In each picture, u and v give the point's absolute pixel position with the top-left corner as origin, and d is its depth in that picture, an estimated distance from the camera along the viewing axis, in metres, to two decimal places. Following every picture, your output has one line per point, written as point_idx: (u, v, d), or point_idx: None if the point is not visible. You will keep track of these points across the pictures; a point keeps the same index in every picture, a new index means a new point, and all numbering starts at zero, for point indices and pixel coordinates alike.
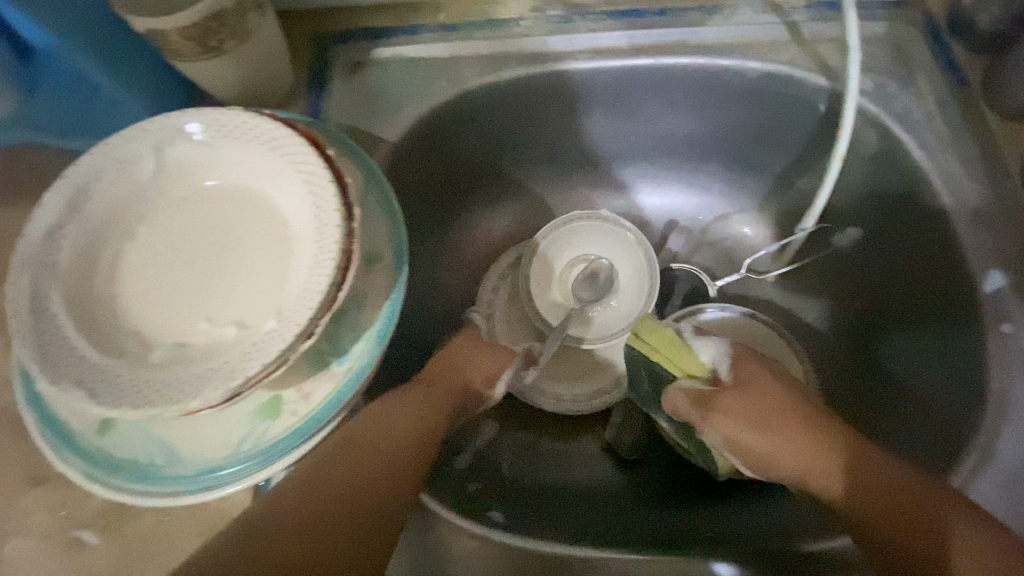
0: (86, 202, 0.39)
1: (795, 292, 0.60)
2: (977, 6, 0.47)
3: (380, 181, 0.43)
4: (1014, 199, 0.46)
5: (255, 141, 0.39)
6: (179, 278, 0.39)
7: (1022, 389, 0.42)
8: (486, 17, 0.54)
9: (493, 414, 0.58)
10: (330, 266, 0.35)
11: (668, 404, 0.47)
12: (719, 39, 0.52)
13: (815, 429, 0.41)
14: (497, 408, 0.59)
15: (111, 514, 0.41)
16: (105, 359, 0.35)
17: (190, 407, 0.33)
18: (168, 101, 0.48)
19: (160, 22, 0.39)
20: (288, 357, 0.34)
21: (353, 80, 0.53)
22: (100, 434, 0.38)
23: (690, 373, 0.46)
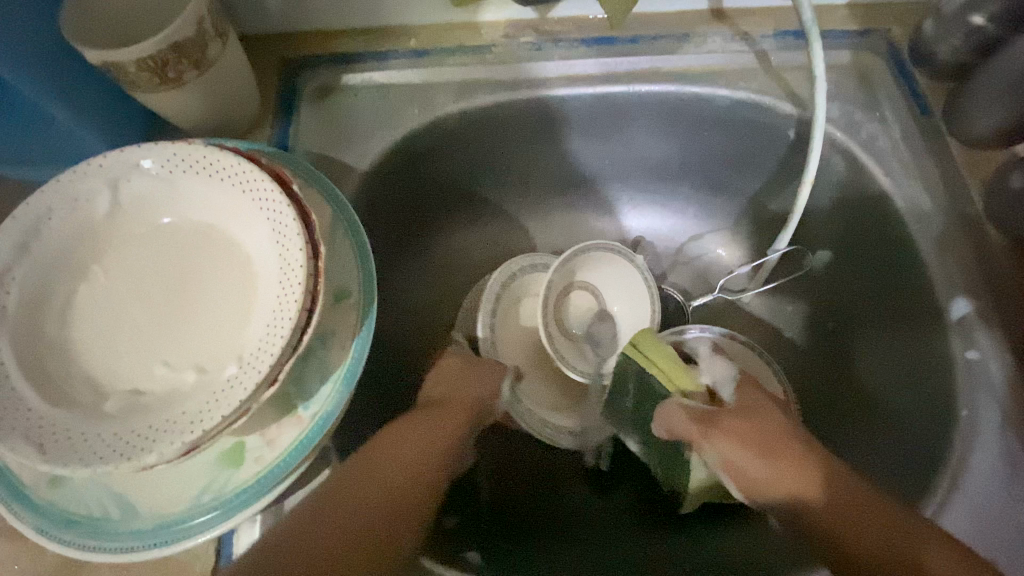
0: (37, 242, 0.37)
1: (771, 311, 0.60)
2: (936, 37, 0.47)
3: (348, 214, 0.42)
4: (977, 226, 0.47)
5: (216, 176, 0.38)
6: (138, 320, 0.37)
7: (989, 415, 0.42)
8: (458, 43, 0.53)
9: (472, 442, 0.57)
10: (294, 309, 0.34)
11: (665, 420, 0.45)
12: (689, 67, 0.52)
13: (814, 453, 0.40)
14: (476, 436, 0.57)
15: (68, 566, 0.39)
16: (55, 412, 0.33)
17: (144, 462, 0.31)
18: (129, 130, 0.47)
19: (114, 54, 0.38)
20: (249, 406, 0.33)
21: (322, 107, 0.52)
22: (54, 486, 0.36)
23: (684, 391, 0.46)
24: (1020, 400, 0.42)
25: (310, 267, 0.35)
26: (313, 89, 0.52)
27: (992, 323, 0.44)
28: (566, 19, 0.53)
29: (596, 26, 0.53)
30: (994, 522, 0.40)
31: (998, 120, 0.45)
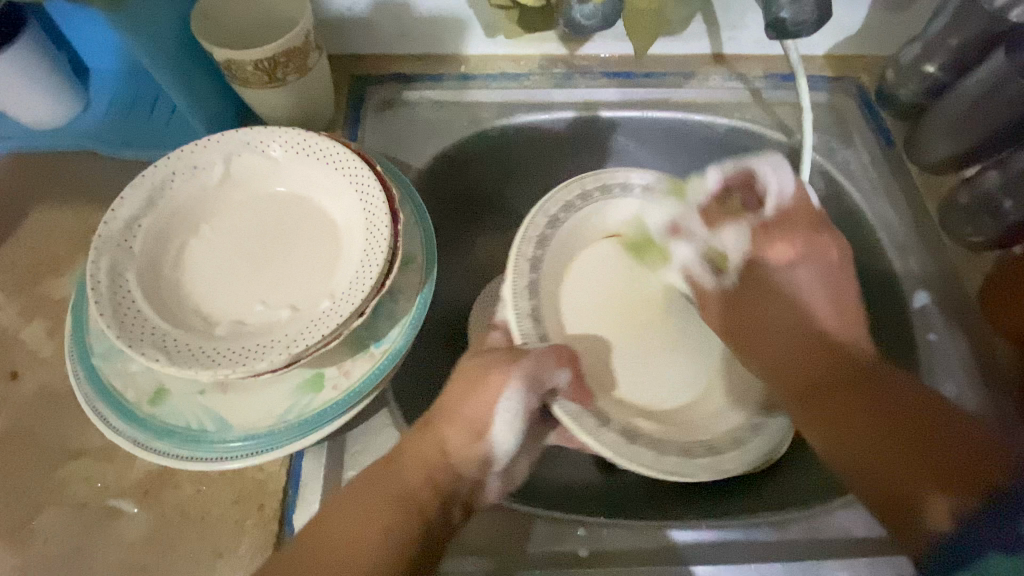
0: (161, 199, 0.44)
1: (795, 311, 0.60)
2: (897, 82, 0.58)
3: (415, 198, 0.51)
4: (934, 235, 0.56)
5: (313, 154, 0.46)
6: (238, 269, 0.45)
7: (947, 387, 0.50)
8: (501, 70, 0.63)
9: None
10: (381, 257, 0.41)
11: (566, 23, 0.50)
12: (695, 100, 0.62)
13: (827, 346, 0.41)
14: None
15: (150, 483, 0.43)
16: (175, 331, 0.39)
17: (256, 368, 0.37)
18: (225, 120, 0.55)
19: (239, 54, 0.46)
20: (342, 332, 0.40)
21: (384, 116, 0.61)
22: (154, 404, 0.42)
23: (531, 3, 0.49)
24: (972, 373, 0.50)
25: (393, 227, 0.42)
26: (377, 101, 0.62)
27: (947, 312, 0.53)
28: (591, 54, 0.63)
29: (617, 63, 0.63)
30: None
31: (947, 149, 0.55)
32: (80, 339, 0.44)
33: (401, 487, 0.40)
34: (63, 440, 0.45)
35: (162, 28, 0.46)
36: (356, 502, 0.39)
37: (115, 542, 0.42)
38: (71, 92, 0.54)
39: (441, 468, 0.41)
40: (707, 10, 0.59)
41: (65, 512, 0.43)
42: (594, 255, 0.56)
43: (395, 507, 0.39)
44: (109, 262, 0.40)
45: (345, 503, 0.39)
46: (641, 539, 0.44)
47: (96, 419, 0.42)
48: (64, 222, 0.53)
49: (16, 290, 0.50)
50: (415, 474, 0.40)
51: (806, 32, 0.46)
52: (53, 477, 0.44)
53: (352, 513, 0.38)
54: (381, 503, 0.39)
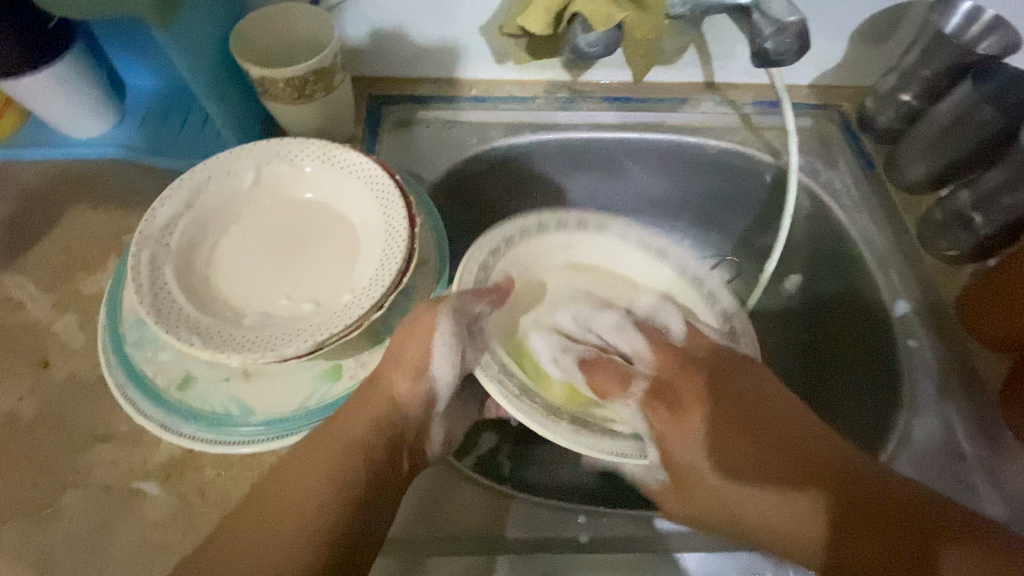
0: (198, 201, 0.48)
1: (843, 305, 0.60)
2: (876, 110, 0.63)
3: (431, 208, 0.55)
4: (912, 249, 0.60)
5: (338, 165, 0.50)
6: (263, 267, 0.48)
7: (926, 387, 0.53)
8: (509, 94, 0.67)
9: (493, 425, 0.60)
10: (400, 254, 0.45)
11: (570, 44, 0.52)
12: (689, 123, 0.67)
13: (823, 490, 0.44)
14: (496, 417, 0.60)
15: (173, 467, 0.45)
16: (206, 319, 0.42)
17: (283, 354, 0.40)
18: (253, 133, 0.59)
19: (272, 72, 0.51)
20: (362, 323, 0.43)
21: (399, 133, 0.65)
22: (182, 389, 0.45)
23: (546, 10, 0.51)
24: (951, 376, 0.53)
25: (410, 229, 0.46)
26: (394, 119, 0.66)
27: (926, 320, 0.56)
28: (593, 81, 0.68)
29: (617, 89, 0.68)
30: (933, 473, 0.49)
31: (924, 170, 0.59)
32: (114, 328, 0.47)
33: (334, 450, 0.43)
34: (90, 424, 0.47)
35: (206, 47, 0.51)
36: (295, 472, 0.42)
37: (137, 522, 0.44)
38: (110, 106, 0.59)
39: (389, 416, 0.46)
40: (700, 42, 0.63)
41: (89, 492, 0.45)
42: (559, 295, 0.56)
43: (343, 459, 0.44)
44: (150, 255, 0.44)
45: (286, 471, 0.42)
46: (634, 527, 0.46)
47: (126, 402, 0.44)
48: (98, 222, 0.57)
49: (50, 284, 0.54)
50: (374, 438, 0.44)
51: (789, 60, 0.51)
52: (81, 459, 0.46)
53: (290, 488, 0.42)
54: (316, 469, 0.43)
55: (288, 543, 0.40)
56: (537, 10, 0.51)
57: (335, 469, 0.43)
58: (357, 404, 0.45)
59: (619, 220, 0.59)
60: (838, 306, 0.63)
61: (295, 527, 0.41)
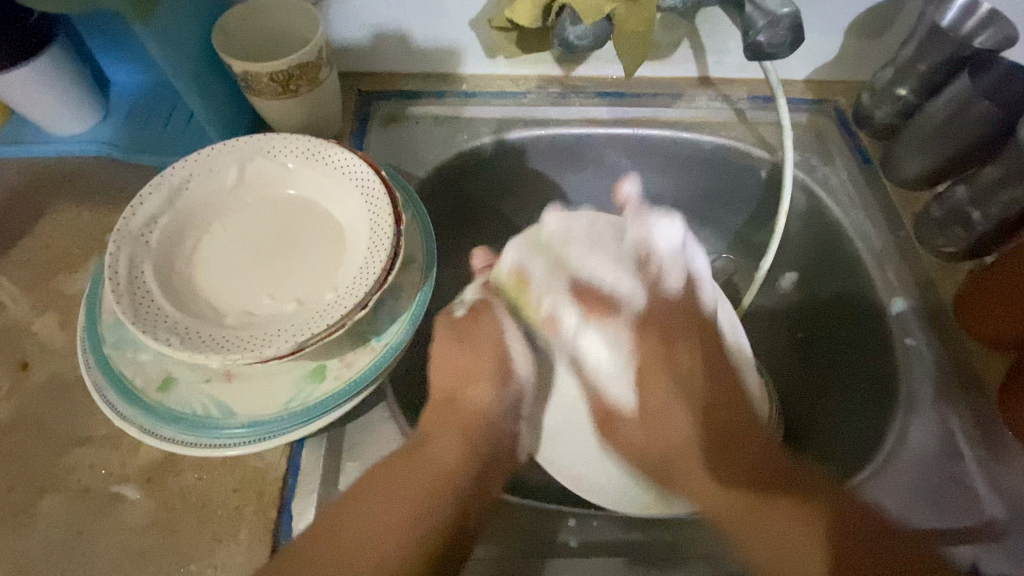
0: (179, 199, 0.47)
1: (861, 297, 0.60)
2: (872, 104, 0.62)
3: (419, 206, 0.54)
4: (909, 245, 0.59)
5: (323, 161, 0.49)
6: (245, 266, 0.47)
7: (925, 389, 0.51)
8: (500, 89, 0.66)
9: None
10: (384, 253, 0.44)
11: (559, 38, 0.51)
12: (683, 118, 0.66)
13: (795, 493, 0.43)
14: None
15: (154, 470, 0.44)
16: (185, 319, 0.41)
17: (264, 355, 0.39)
18: (238, 130, 0.58)
19: (255, 66, 0.49)
20: (345, 323, 0.42)
21: (387, 129, 0.64)
22: (163, 391, 0.44)
23: (534, 3, 0.49)
24: (949, 376, 0.52)
25: (396, 227, 0.45)
26: (383, 115, 0.65)
27: (923, 318, 0.55)
28: (586, 76, 0.67)
29: (609, 84, 0.67)
30: (935, 477, 0.48)
31: (922, 166, 0.58)
32: (93, 329, 0.46)
33: (429, 474, 0.44)
34: (71, 427, 0.46)
35: (186, 40, 0.50)
36: (389, 486, 0.43)
37: (116, 527, 0.43)
38: (92, 102, 0.58)
39: (474, 426, 0.47)
40: (693, 37, 0.62)
41: (68, 496, 0.44)
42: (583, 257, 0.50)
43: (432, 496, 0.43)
44: (129, 253, 0.43)
45: (390, 489, 0.43)
46: (625, 532, 0.47)
47: (104, 405, 0.43)
48: (81, 221, 0.56)
49: (31, 284, 0.53)
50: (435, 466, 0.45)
51: (782, 54, 0.50)
52: (60, 462, 0.45)
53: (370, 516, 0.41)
54: (407, 494, 0.43)
55: (370, 554, 0.40)
56: (524, 3, 0.50)
57: (433, 491, 0.44)
58: (443, 420, 0.47)
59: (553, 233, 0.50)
60: (836, 305, 0.62)
61: (391, 534, 0.41)
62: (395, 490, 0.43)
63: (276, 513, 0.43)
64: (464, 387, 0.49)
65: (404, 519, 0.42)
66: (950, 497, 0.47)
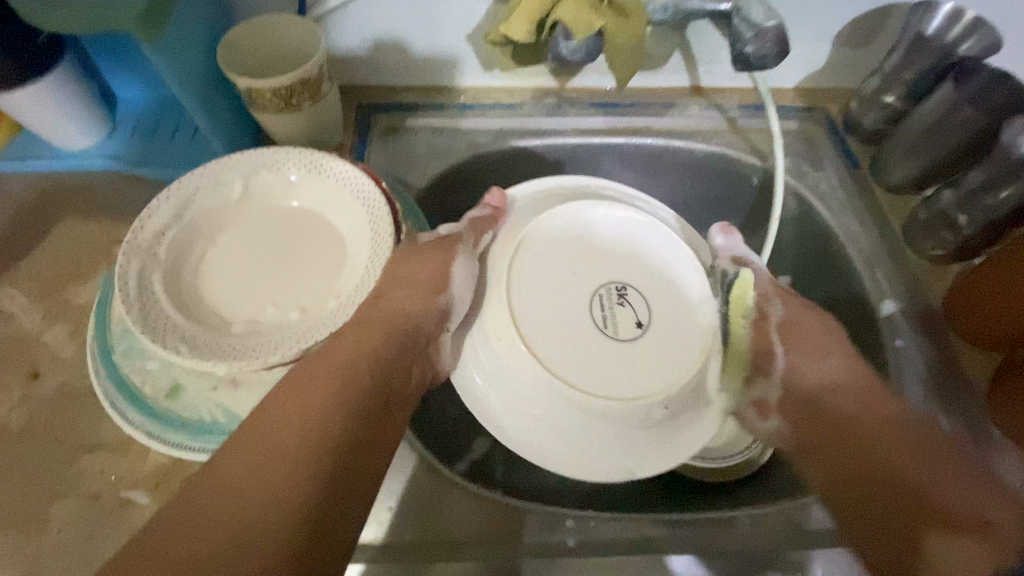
0: (187, 211, 0.48)
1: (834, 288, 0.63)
2: (860, 112, 0.64)
3: (418, 217, 0.55)
4: (898, 248, 0.60)
5: (324, 174, 0.50)
6: (250, 276, 0.48)
7: (914, 388, 0.53)
8: (496, 100, 0.68)
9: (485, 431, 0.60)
10: (386, 262, 0.45)
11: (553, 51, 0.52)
12: (677, 126, 0.67)
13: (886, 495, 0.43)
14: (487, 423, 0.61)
15: (162, 476, 0.45)
16: (193, 327, 0.43)
17: (269, 361, 0.41)
18: (241, 143, 0.59)
19: (259, 83, 0.51)
20: (347, 330, 0.43)
21: (387, 140, 0.66)
22: (171, 398, 0.45)
23: (529, 16, 0.50)
24: (939, 375, 0.53)
25: (395, 236, 0.46)
26: (383, 126, 0.66)
27: (914, 320, 0.56)
28: (580, 87, 0.68)
29: (603, 94, 0.68)
30: None
31: (910, 170, 0.60)
32: (103, 338, 0.48)
33: (304, 403, 0.39)
34: (80, 434, 0.47)
35: (193, 58, 0.51)
36: (265, 427, 0.38)
37: (125, 531, 0.44)
38: (99, 118, 0.59)
39: (395, 337, 0.44)
40: (684, 47, 0.64)
41: (79, 501, 0.45)
42: (544, 267, 0.45)
43: (309, 443, 0.37)
44: (139, 266, 0.44)
45: (268, 424, 0.37)
46: (622, 531, 0.47)
47: (114, 412, 0.45)
48: (89, 234, 0.57)
49: (41, 296, 0.54)
50: (320, 392, 0.39)
51: (769, 64, 0.51)
52: (71, 468, 0.46)
53: (255, 442, 0.37)
54: (299, 412, 0.38)
55: (278, 478, 0.35)
56: (519, 15, 0.51)
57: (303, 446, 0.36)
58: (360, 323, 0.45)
59: (543, 259, 0.46)
60: (828, 312, 0.64)
61: (302, 455, 0.36)
62: (277, 417, 0.38)
63: None
64: None
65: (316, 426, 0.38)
66: None
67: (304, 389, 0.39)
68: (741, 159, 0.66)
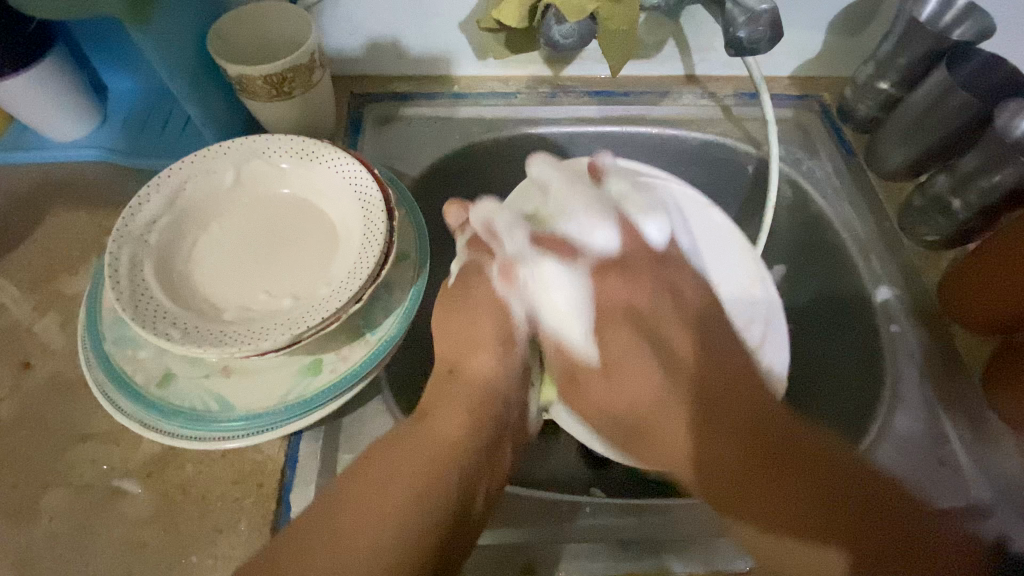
0: (179, 199, 0.48)
1: (829, 276, 0.63)
2: (855, 99, 0.64)
3: (413, 207, 0.55)
4: (892, 235, 0.60)
5: (317, 161, 0.50)
6: (243, 264, 0.48)
7: (910, 374, 0.52)
8: (489, 90, 0.68)
9: None
10: (379, 248, 0.45)
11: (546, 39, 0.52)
12: (672, 114, 0.67)
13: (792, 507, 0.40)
14: None
15: (154, 465, 0.45)
16: (185, 314, 0.42)
17: (261, 347, 0.40)
18: (232, 132, 0.59)
19: (249, 70, 0.51)
20: (340, 316, 0.43)
21: (381, 130, 0.65)
22: (162, 387, 0.45)
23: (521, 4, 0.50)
24: (934, 361, 0.53)
25: (388, 223, 0.46)
26: (376, 116, 0.66)
27: (910, 306, 0.56)
28: (575, 76, 0.68)
29: (597, 83, 0.68)
30: (918, 457, 0.48)
31: (903, 157, 0.60)
32: (94, 327, 0.47)
33: (432, 442, 0.44)
34: (72, 424, 0.47)
35: (183, 45, 0.51)
36: (408, 449, 0.44)
37: (117, 521, 0.43)
38: (88, 108, 0.59)
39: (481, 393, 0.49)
40: (678, 35, 0.64)
41: (70, 490, 0.45)
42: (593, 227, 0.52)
43: (441, 476, 0.43)
44: (130, 253, 0.44)
45: (393, 454, 0.43)
46: (617, 516, 0.48)
47: (104, 401, 0.44)
48: (80, 226, 0.57)
49: (31, 287, 0.54)
50: (445, 436, 0.45)
51: (762, 49, 0.51)
52: (62, 458, 0.46)
53: (398, 472, 0.42)
54: (414, 452, 0.43)
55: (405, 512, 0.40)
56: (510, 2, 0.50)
57: (434, 473, 0.42)
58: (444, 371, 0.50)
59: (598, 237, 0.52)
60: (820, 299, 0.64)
61: (441, 466, 0.43)
62: (430, 446, 0.44)
63: (275, 503, 0.44)
64: (456, 357, 0.51)
65: (456, 457, 0.44)
66: (938, 478, 0.48)
67: (408, 438, 0.44)
68: (736, 149, 0.66)
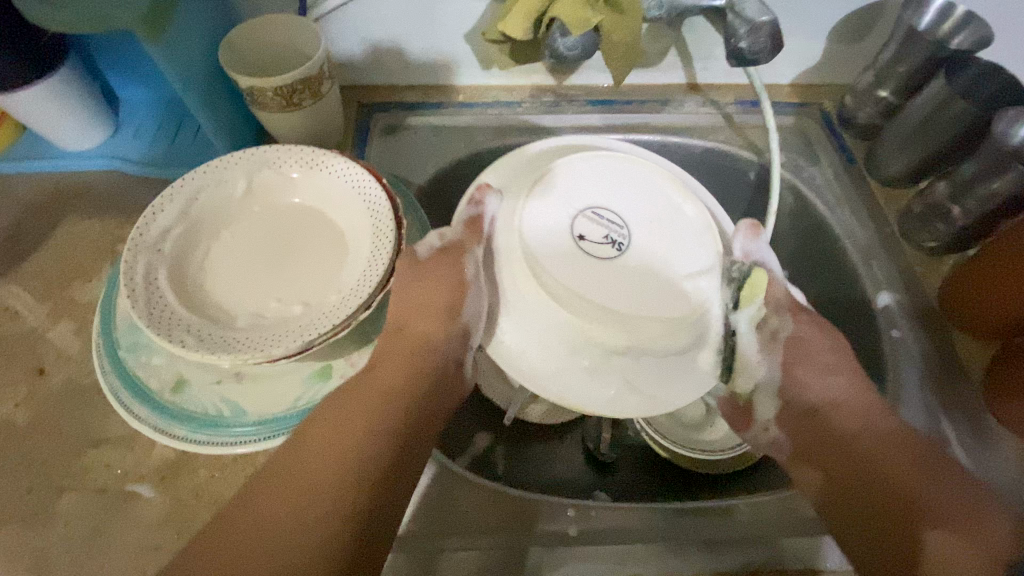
0: (193, 209, 0.49)
1: (832, 280, 0.64)
2: (855, 106, 0.65)
3: (420, 215, 0.56)
4: (893, 241, 0.61)
5: (327, 171, 0.51)
6: (254, 271, 0.49)
7: (912, 379, 0.53)
8: (494, 99, 0.69)
9: (488, 426, 0.61)
10: (388, 255, 0.46)
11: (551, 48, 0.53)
12: (674, 123, 0.68)
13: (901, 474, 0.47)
14: (488, 418, 0.61)
15: (168, 469, 0.46)
16: (199, 322, 0.43)
17: (273, 354, 0.41)
18: (243, 142, 0.60)
19: (259, 82, 0.52)
20: (350, 323, 0.43)
21: (388, 138, 0.67)
22: (175, 393, 0.46)
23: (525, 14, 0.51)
24: (935, 365, 0.54)
25: (398, 231, 0.47)
26: (383, 125, 0.67)
27: (911, 311, 0.57)
28: (579, 84, 0.69)
29: (600, 91, 0.69)
30: None
31: (903, 164, 0.60)
32: (108, 334, 0.48)
33: (338, 439, 0.42)
34: (85, 430, 0.48)
35: (195, 58, 0.52)
36: (316, 446, 0.42)
37: (132, 524, 0.44)
38: (101, 118, 0.60)
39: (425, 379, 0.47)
40: (680, 44, 0.65)
41: (85, 495, 0.45)
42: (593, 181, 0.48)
43: (346, 477, 0.41)
44: (145, 262, 0.45)
45: (297, 455, 0.42)
46: (624, 519, 0.48)
47: (119, 407, 0.45)
48: (93, 234, 0.58)
49: (45, 294, 0.55)
50: (349, 431, 0.43)
51: (763, 59, 0.52)
52: (77, 463, 0.47)
53: (300, 470, 0.41)
54: (326, 452, 0.42)
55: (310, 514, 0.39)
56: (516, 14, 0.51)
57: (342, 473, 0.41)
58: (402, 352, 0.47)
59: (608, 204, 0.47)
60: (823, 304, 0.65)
61: (346, 464, 0.41)
62: (327, 441, 0.42)
63: None
64: None
65: (350, 459, 0.42)
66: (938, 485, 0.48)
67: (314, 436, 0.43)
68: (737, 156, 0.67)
